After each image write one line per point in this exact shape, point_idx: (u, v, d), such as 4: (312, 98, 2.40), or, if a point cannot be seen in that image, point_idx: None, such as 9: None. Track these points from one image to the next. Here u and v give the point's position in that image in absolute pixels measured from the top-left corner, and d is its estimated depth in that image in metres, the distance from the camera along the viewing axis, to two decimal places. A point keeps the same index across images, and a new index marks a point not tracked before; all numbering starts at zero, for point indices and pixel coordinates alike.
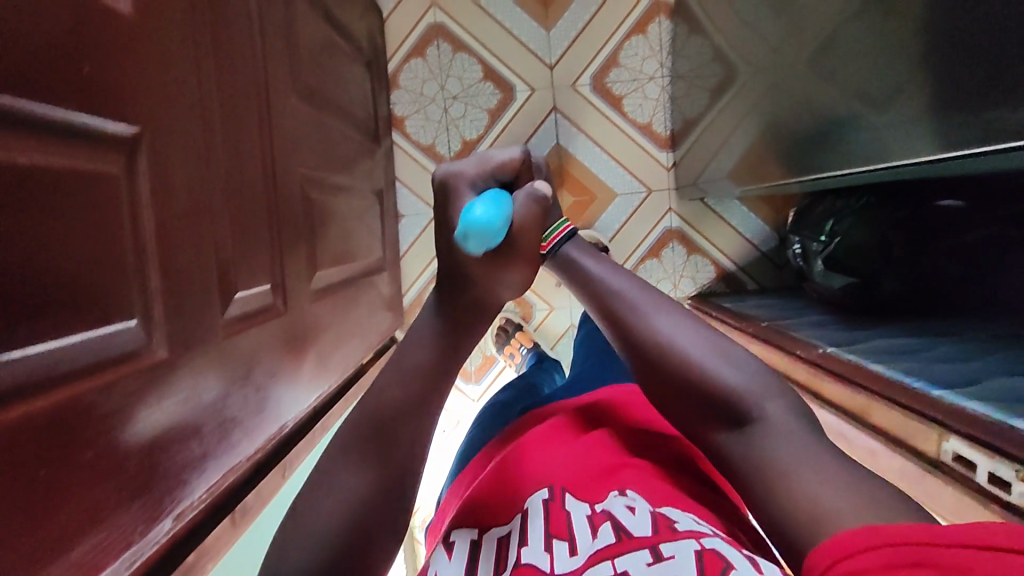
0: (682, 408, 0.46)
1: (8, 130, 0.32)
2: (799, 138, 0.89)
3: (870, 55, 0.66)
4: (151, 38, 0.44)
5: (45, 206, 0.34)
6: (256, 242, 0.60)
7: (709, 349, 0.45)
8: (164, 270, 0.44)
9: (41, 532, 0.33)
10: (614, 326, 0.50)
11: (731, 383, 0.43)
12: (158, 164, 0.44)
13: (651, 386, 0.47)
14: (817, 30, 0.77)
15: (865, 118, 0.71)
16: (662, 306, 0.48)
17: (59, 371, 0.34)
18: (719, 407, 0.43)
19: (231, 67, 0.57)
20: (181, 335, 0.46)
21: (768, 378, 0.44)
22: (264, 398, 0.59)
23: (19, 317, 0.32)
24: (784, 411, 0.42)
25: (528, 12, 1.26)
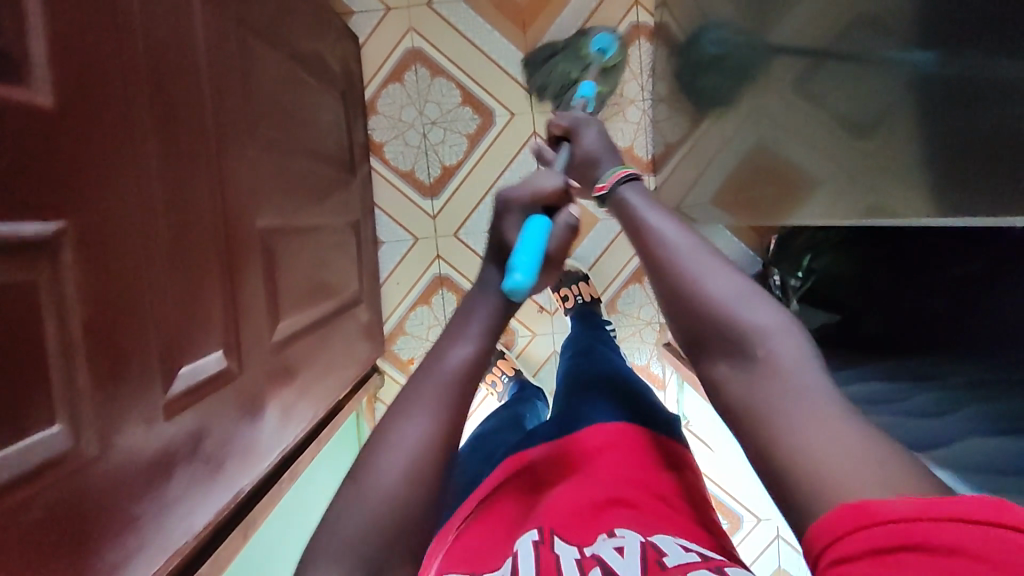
0: (701, 344, 0.48)
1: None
2: (780, 166, 0.87)
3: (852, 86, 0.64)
4: (82, 124, 0.43)
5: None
6: (209, 309, 0.59)
7: (733, 290, 0.47)
8: (95, 367, 0.43)
9: None
10: (654, 262, 0.52)
11: (752, 325, 0.45)
12: (91, 256, 0.43)
13: (677, 320, 0.50)
14: (797, 58, 0.75)
15: (845, 151, 0.69)
16: (697, 244, 0.51)
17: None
18: (727, 336, 0.46)
19: (179, 132, 0.55)
20: (114, 429, 0.45)
21: (782, 318, 0.46)
22: (213, 468, 0.59)
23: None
24: (799, 358, 0.43)
25: (506, 36, 1.24)
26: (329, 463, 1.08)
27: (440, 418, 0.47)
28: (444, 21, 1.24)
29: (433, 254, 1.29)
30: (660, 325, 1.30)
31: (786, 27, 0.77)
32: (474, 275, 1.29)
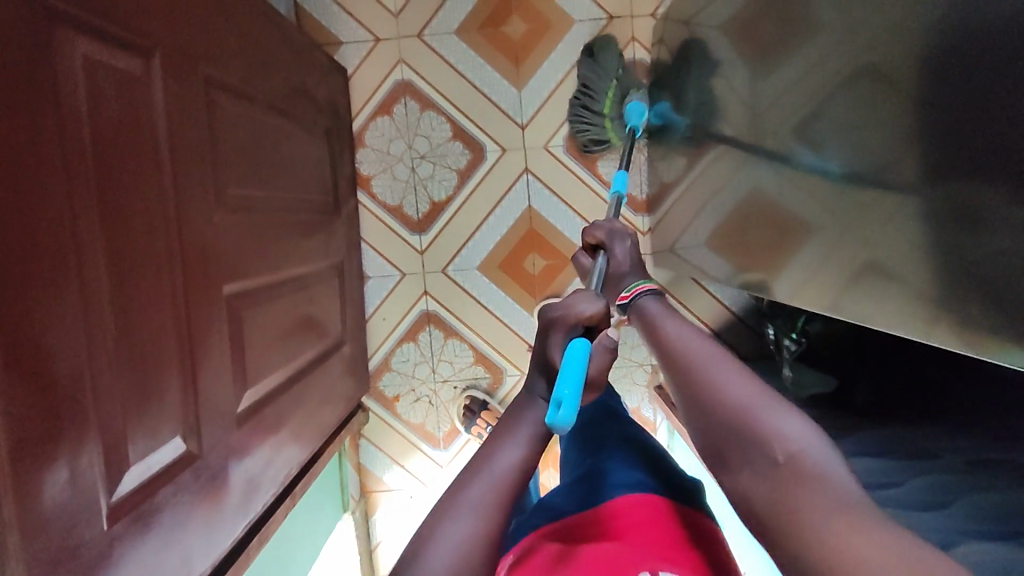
0: (723, 454, 0.46)
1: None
2: (775, 221, 0.85)
3: (859, 130, 0.62)
4: (16, 229, 0.41)
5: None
6: (165, 393, 0.56)
7: (755, 396, 0.47)
8: (26, 485, 0.41)
9: None
10: (681, 377, 0.53)
11: (774, 425, 0.44)
12: (23, 370, 0.41)
13: (701, 432, 0.49)
14: (802, 106, 0.73)
15: (846, 210, 0.67)
16: (721, 358, 0.53)
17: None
18: (747, 439, 0.44)
19: (135, 212, 0.53)
20: (49, 546, 0.42)
21: (807, 425, 0.44)
22: (168, 562, 0.56)
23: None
24: (827, 461, 0.41)
25: (498, 70, 1.21)
26: (307, 509, 1.05)
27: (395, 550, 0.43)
28: (434, 53, 1.20)
29: (420, 291, 1.26)
30: (652, 367, 1.27)
31: (793, 70, 0.75)
32: (463, 312, 1.26)
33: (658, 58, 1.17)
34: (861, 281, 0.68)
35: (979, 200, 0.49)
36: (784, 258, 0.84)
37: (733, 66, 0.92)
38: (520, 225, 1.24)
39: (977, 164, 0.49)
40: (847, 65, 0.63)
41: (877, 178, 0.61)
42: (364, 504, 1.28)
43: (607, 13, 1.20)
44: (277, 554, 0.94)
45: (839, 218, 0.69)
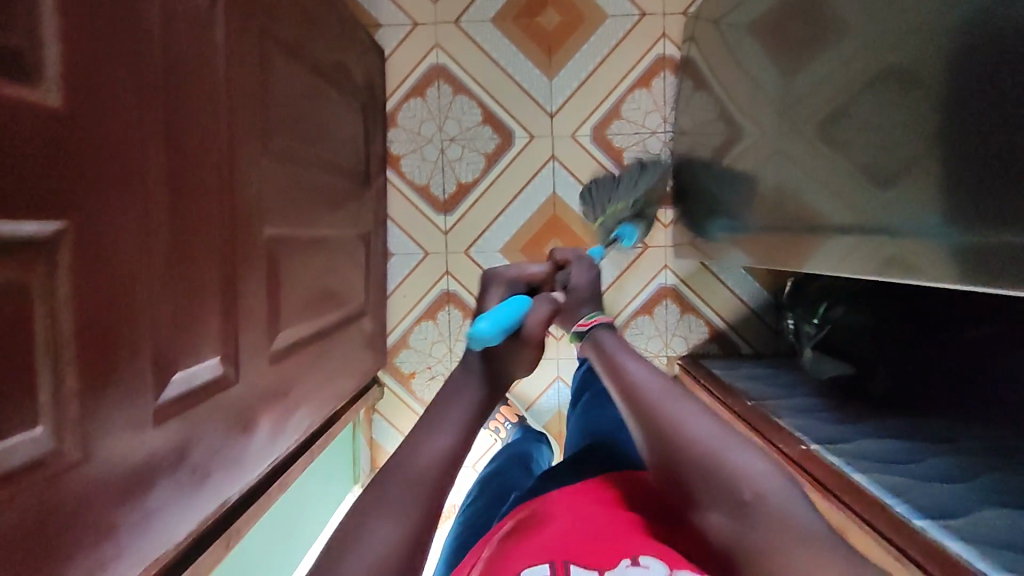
0: (682, 493, 0.44)
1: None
2: (800, 205, 0.86)
3: (892, 102, 0.64)
4: (92, 125, 0.43)
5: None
6: (208, 314, 0.58)
7: (713, 429, 0.44)
8: (86, 367, 0.43)
9: None
10: (626, 402, 0.49)
11: (736, 465, 0.42)
12: (91, 259, 0.43)
13: (657, 466, 0.46)
14: (836, 88, 0.76)
15: (873, 184, 0.68)
16: (668, 385, 0.49)
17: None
18: (708, 478, 0.42)
19: (194, 137, 0.56)
20: (104, 427, 0.44)
21: (763, 459, 0.43)
22: (201, 481, 0.58)
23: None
24: (788, 498, 0.40)
25: (530, 59, 1.24)
26: (320, 473, 1.06)
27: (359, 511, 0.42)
28: (471, 39, 1.24)
29: (442, 270, 1.28)
30: (667, 358, 1.29)
31: (827, 55, 0.77)
32: None
33: (688, 55, 1.20)
34: (885, 252, 0.68)
35: (998, 158, 0.50)
36: (808, 240, 0.85)
37: (764, 61, 0.94)
38: (544, 211, 1.27)
39: (994, 120, 0.50)
40: (881, 49, 0.66)
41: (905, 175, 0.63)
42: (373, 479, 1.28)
43: (640, 9, 1.23)
44: (291, 510, 0.94)
45: (866, 195, 0.70)
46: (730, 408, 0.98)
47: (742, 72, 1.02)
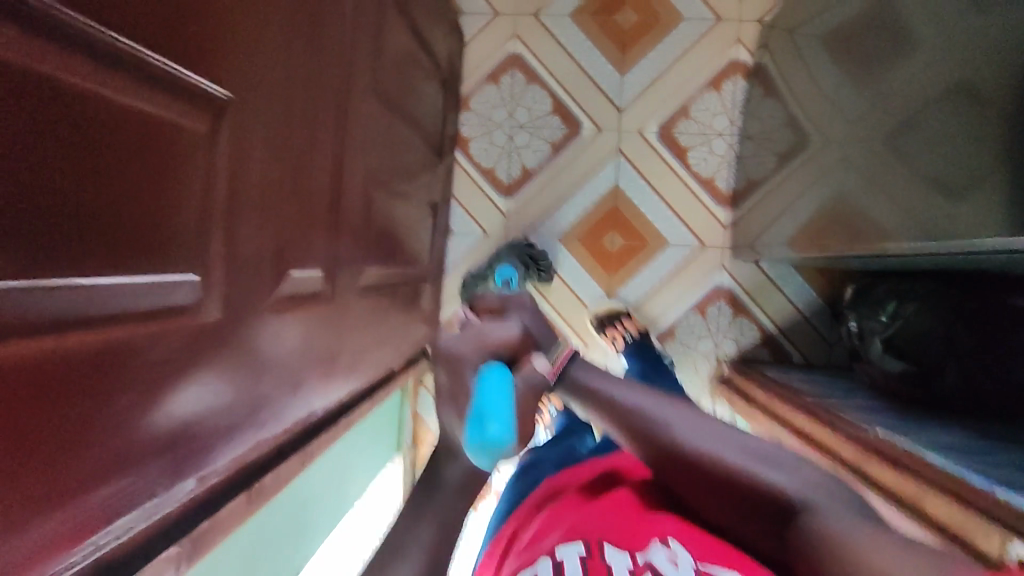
0: (740, 515, 0.56)
1: (108, 68, 0.33)
2: (874, 197, 0.87)
3: (971, 87, 0.65)
4: (260, 16, 0.47)
5: (122, 145, 0.35)
6: (314, 229, 0.61)
7: (744, 454, 0.58)
8: (226, 233, 0.45)
9: (75, 455, 0.34)
10: (662, 448, 0.63)
11: (772, 477, 0.55)
12: (242, 137, 0.46)
13: (709, 492, 0.59)
14: (913, 79, 0.77)
15: (952, 169, 0.69)
16: (692, 426, 0.63)
17: (104, 309, 0.34)
18: (757, 489, 0.55)
19: (321, 57, 0.59)
20: (233, 297, 0.47)
21: (787, 464, 0.57)
22: (289, 384, 0.59)
23: (74, 244, 0.32)
24: (820, 491, 0.53)
25: (605, 55, 1.28)
26: (372, 431, 1.07)
27: None
28: (547, 32, 1.28)
29: None
30: (717, 359, 1.29)
31: (905, 49, 0.79)
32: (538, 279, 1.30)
33: (761, 61, 1.23)
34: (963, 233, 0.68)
35: None
36: (880, 233, 0.86)
37: (834, 66, 0.97)
38: (605, 203, 1.30)
39: None
40: (958, 56, 0.68)
41: (972, 188, 0.65)
42: (412, 452, 1.29)
43: (716, 14, 1.26)
44: (347, 458, 0.94)
45: (944, 180, 0.71)
46: (790, 403, 0.98)
47: (812, 80, 1.04)
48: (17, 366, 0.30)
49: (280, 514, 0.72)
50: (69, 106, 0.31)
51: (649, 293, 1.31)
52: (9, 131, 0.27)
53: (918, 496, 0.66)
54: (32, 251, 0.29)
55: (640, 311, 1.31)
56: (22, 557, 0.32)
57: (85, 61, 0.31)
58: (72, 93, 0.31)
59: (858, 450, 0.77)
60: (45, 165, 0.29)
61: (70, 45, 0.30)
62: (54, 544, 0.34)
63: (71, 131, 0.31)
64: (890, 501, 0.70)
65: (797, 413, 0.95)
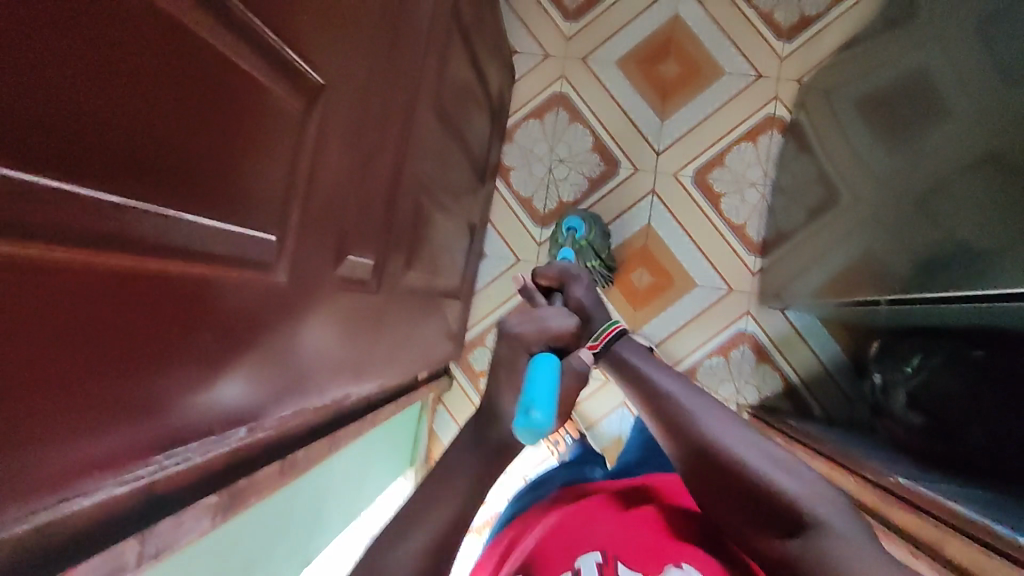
0: (739, 517, 0.54)
1: (239, 38, 0.37)
2: (902, 251, 0.89)
3: (998, 149, 0.68)
4: (351, 21, 0.52)
5: (241, 106, 0.39)
6: (371, 223, 0.66)
7: (775, 463, 0.53)
8: (303, 204, 0.49)
9: (164, 380, 0.37)
10: (670, 428, 0.60)
11: (799, 495, 0.51)
12: (327, 125, 0.51)
13: (724, 494, 0.54)
14: (943, 138, 0.80)
15: (980, 225, 0.72)
16: (725, 422, 0.57)
17: (202, 249, 0.38)
18: (779, 507, 0.51)
19: (394, 69, 0.65)
20: (300, 267, 0.51)
21: (817, 483, 0.52)
22: (332, 363, 0.63)
23: (195, 187, 0.36)
24: (847, 523, 0.49)
25: (647, 101, 1.34)
26: (392, 439, 1.09)
27: (429, 533, 0.53)
28: (593, 75, 1.35)
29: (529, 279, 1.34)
30: (737, 404, 1.30)
31: (937, 111, 0.83)
32: None
33: (797, 118, 1.27)
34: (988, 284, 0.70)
35: None
36: (908, 286, 0.87)
37: (869, 126, 1.01)
38: (636, 241, 1.34)
39: None
40: (987, 124, 0.70)
41: (1006, 251, 0.67)
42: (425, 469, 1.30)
43: (756, 71, 1.32)
44: (367, 457, 0.96)
45: (973, 238, 0.73)
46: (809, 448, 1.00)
47: (846, 139, 1.08)
48: (139, 284, 0.34)
49: (305, 498, 0.74)
50: (194, 56, 0.34)
51: (674, 332, 1.32)
52: (143, 64, 0.31)
53: (930, 536, 0.66)
54: (152, 173, 0.33)
55: (664, 348, 1.32)
56: (100, 460, 0.35)
57: (223, 25, 0.36)
58: (212, 54, 0.35)
59: (880, 497, 0.77)
60: (164, 100, 0.33)
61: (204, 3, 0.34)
62: (127, 458, 0.37)
63: (191, 76, 0.34)
64: (907, 545, 0.69)
65: (818, 460, 0.96)
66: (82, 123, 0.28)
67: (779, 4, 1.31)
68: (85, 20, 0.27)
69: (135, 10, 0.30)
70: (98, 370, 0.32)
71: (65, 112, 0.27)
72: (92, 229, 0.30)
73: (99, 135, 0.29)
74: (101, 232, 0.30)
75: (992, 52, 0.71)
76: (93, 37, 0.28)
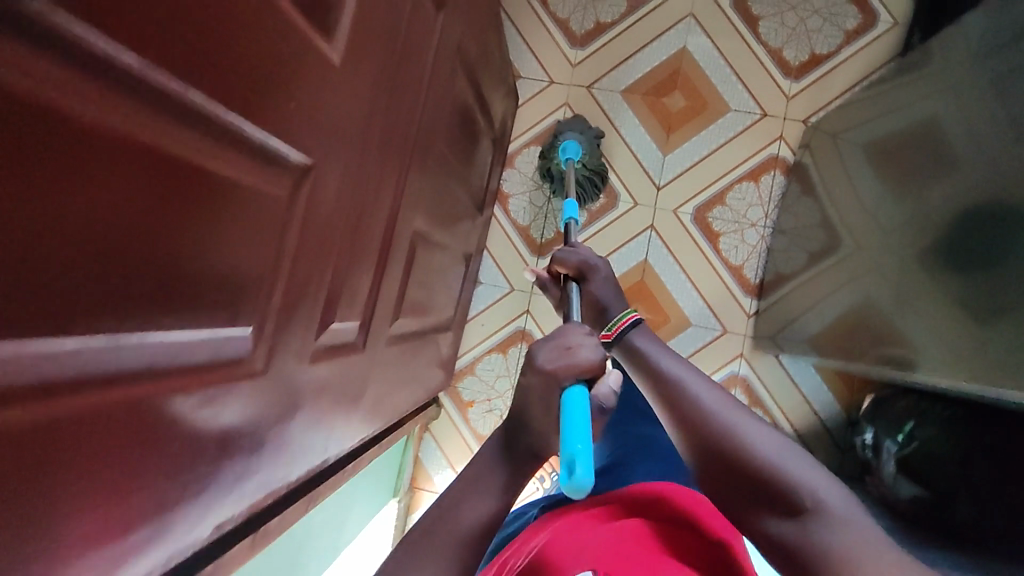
0: (737, 495, 0.50)
1: (216, 139, 0.35)
2: (900, 318, 0.88)
3: (1004, 232, 0.67)
4: (347, 90, 0.50)
5: (218, 207, 0.37)
6: (359, 284, 0.64)
7: (774, 446, 0.49)
8: (286, 286, 0.47)
9: (125, 501, 0.35)
10: (667, 402, 0.56)
11: (799, 479, 0.47)
12: (316, 200, 0.49)
13: (720, 476, 0.50)
14: (948, 208, 0.79)
15: (980, 307, 0.71)
16: (724, 402, 0.53)
17: (169, 363, 0.36)
18: (776, 490, 0.47)
19: (392, 124, 0.62)
20: (280, 351, 0.49)
21: (819, 468, 0.48)
22: (314, 430, 0.61)
23: (163, 303, 0.34)
24: (848, 510, 0.45)
25: (650, 133, 1.32)
26: (374, 474, 1.08)
27: None
28: (598, 104, 1.33)
29: (522, 309, 1.33)
30: None
31: (943, 177, 0.81)
32: None
33: (802, 160, 1.26)
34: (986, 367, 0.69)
35: None
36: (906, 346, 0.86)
37: (875, 182, 0.99)
38: (633, 274, 1.32)
39: None
40: (993, 205, 0.69)
41: (1007, 310, 0.66)
42: (407, 497, 1.29)
43: (763, 109, 1.30)
44: (347, 499, 0.94)
45: (971, 318, 0.72)
46: None
47: (851, 191, 1.06)
48: (102, 417, 0.32)
49: (279, 554, 0.73)
50: (160, 167, 0.31)
51: None
52: (97, 188, 0.28)
53: None
54: (104, 301, 0.30)
55: None
56: None
57: (197, 130, 0.33)
58: (188, 163, 0.33)
59: None
60: (124, 222, 0.30)
61: (165, 110, 0.31)
62: None
63: (156, 190, 0.32)
64: None
65: None
66: (31, 268, 0.26)
67: (790, 42, 1.29)
68: (18, 156, 0.24)
69: (83, 136, 0.27)
70: (49, 509, 0.30)
71: (15, 266, 0.25)
72: (40, 383, 0.28)
73: (53, 277, 0.27)
74: (54, 380, 0.29)
75: (1001, 132, 0.70)
76: (31, 171, 0.25)
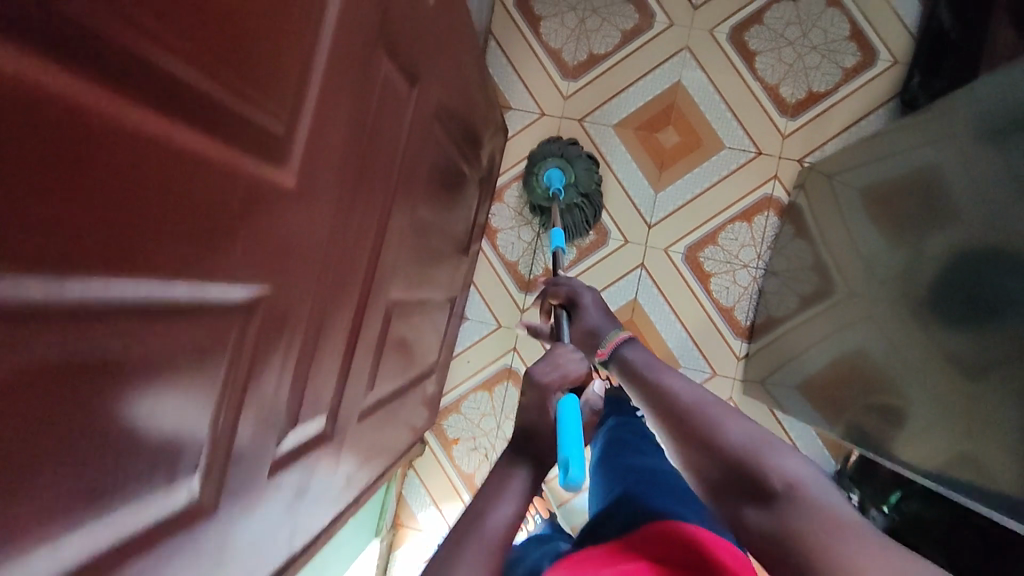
0: (711, 486, 0.44)
1: (144, 320, 0.33)
2: (888, 387, 0.87)
3: (994, 326, 0.65)
4: (307, 204, 0.48)
5: (152, 383, 0.35)
6: (327, 376, 0.62)
7: (755, 433, 0.45)
8: (239, 415, 0.46)
9: None
10: (652, 401, 0.53)
11: (777, 463, 0.41)
12: (272, 322, 0.47)
13: (695, 466, 0.46)
14: (939, 285, 0.77)
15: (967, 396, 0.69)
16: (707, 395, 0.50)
17: (95, 552, 0.34)
18: (751, 474, 0.42)
19: (361, 212, 0.60)
20: (236, 478, 0.47)
21: (806, 459, 0.43)
22: (278, 529, 0.60)
23: (92, 498, 0.33)
24: (830, 497, 0.39)
25: (643, 169, 1.29)
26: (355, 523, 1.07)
27: None
28: (590, 138, 1.30)
29: (510, 346, 1.31)
30: None
31: (935, 252, 0.79)
32: None
33: (796, 201, 1.23)
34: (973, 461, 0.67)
35: None
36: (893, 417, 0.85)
37: (867, 240, 0.97)
38: (623, 314, 1.30)
39: None
40: (984, 295, 0.67)
41: (999, 389, 0.64)
42: (390, 536, 1.28)
43: (757, 147, 1.27)
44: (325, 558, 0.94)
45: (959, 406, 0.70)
46: None
47: (843, 243, 1.04)
48: None
49: None
50: (75, 376, 0.30)
51: None
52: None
53: None
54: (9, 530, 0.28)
55: None
56: None
57: (120, 323, 0.32)
58: (112, 360, 0.32)
59: None
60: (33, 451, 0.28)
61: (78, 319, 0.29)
62: None
63: (72, 402, 0.30)
64: None
65: None
66: None
67: (787, 78, 1.26)
68: None
69: None
70: None
71: None
72: None
73: None
74: None
75: (994, 219, 0.67)
76: None
